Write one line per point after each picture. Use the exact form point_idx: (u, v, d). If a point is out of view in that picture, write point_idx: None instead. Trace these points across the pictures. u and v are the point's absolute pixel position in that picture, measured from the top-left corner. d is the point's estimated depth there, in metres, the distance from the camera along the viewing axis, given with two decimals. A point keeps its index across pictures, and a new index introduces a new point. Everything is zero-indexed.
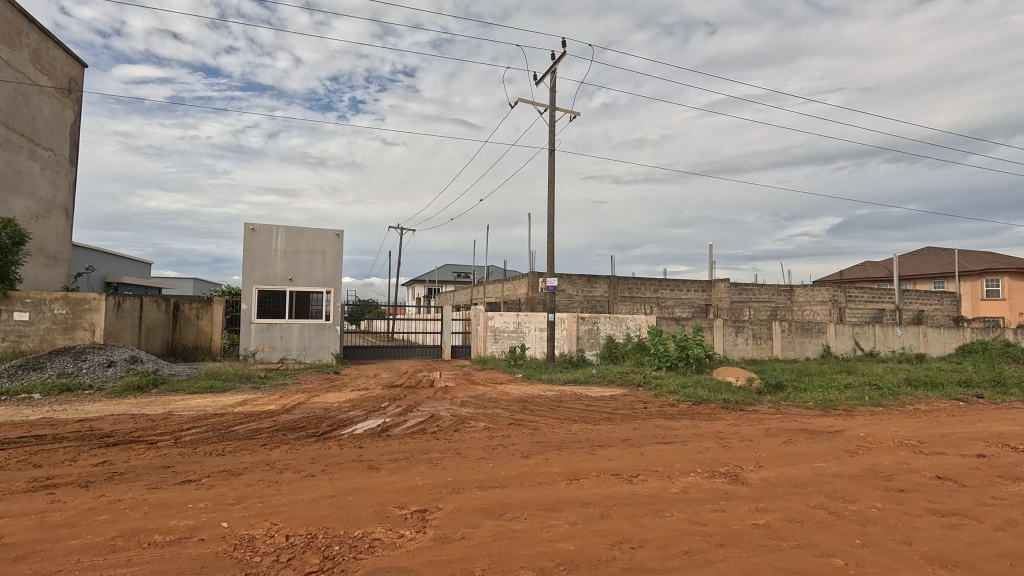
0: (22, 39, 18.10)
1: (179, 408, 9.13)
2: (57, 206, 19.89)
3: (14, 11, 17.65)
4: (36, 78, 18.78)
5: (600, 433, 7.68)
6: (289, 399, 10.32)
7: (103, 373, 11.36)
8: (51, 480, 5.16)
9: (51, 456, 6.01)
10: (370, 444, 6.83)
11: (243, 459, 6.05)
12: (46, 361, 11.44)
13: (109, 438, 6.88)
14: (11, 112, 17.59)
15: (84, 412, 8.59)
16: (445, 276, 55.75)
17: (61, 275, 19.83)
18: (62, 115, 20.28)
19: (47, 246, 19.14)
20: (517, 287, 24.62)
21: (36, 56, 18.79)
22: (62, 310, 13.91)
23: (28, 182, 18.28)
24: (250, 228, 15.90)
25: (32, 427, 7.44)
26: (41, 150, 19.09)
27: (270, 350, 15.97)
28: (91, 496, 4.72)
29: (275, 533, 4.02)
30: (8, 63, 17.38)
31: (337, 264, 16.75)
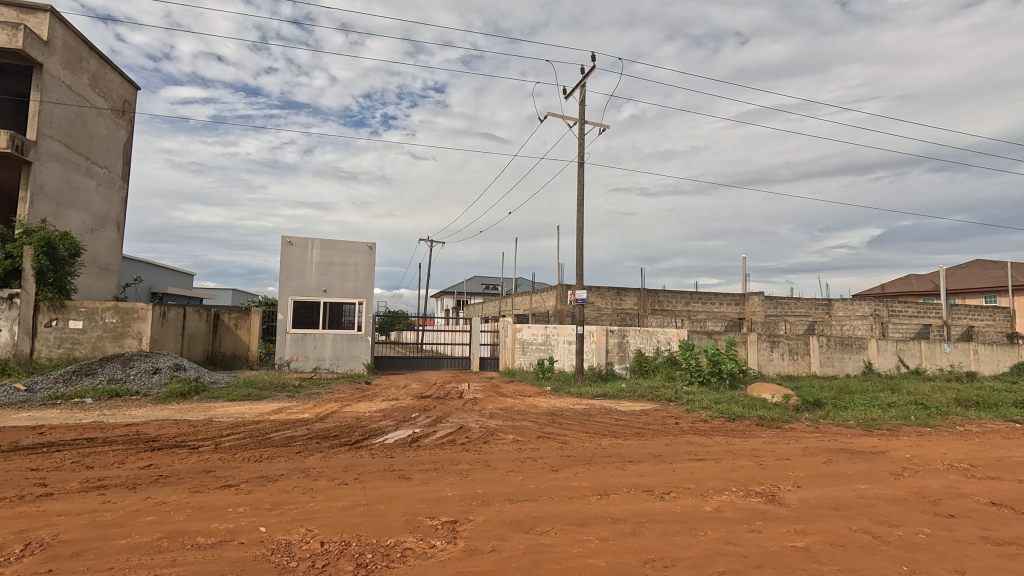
0: (83, 64, 19.34)
1: (219, 414, 9.45)
2: (109, 220, 21.03)
3: (76, 38, 18.90)
4: (95, 101, 20.01)
5: (630, 448, 7.58)
6: (322, 408, 10.54)
7: (150, 379, 11.88)
8: (102, 481, 5.42)
9: (101, 458, 6.32)
10: (400, 454, 6.91)
11: (280, 465, 6.22)
12: (97, 367, 12.04)
13: (154, 442, 7.19)
14: (71, 133, 18.75)
15: (131, 416, 9.00)
16: (474, 287, 56.39)
17: (111, 285, 20.90)
18: (116, 134, 21.51)
19: (99, 258, 20.24)
20: (545, 299, 24.56)
21: (95, 80, 20.05)
22: (113, 319, 14.62)
23: (84, 197, 19.40)
24: (287, 241, 16.41)
25: (84, 430, 7.84)
26: (97, 168, 20.26)
27: (304, 359, 16.38)
28: (138, 498, 4.93)
29: (310, 539, 4.11)
30: (70, 88, 18.61)
31: (369, 276, 17.13)
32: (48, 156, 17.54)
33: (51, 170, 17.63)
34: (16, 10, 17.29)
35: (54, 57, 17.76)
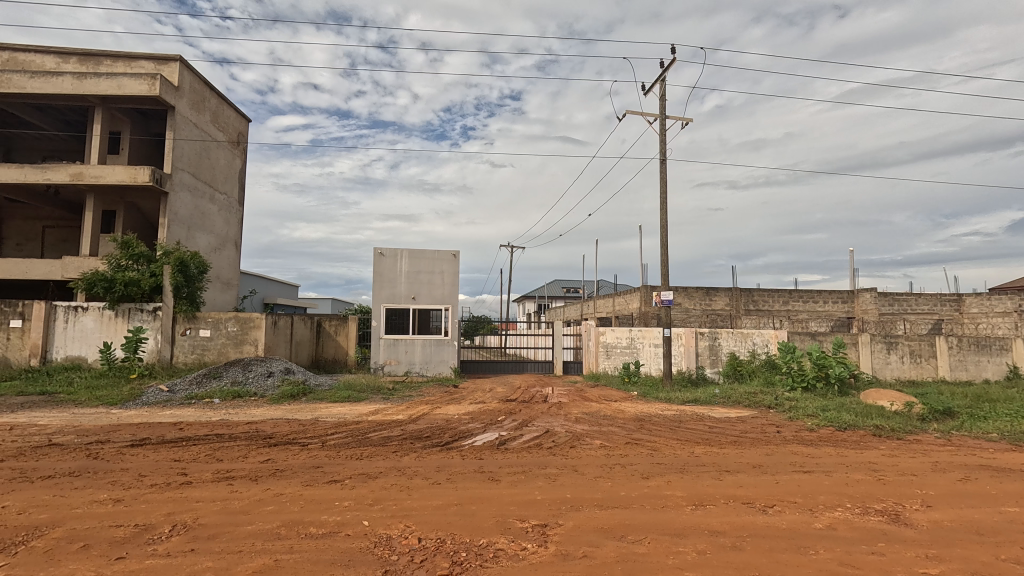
0: (206, 104, 21.96)
1: (324, 414, 10.25)
2: (229, 240, 23.66)
3: (200, 82, 21.51)
4: (216, 135, 22.63)
5: (727, 457, 7.15)
6: (414, 410, 11.05)
7: (265, 382, 13.17)
8: (230, 472, 6.10)
9: (228, 452, 7.11)
10: (488, 456, 7.08)
11: (378, 464, 6.61)
12: (223, 371, 13.55)
13: (270, 438, 7.96)
14: (198, 165, 21.35)
15: (251, 415, 10.03)
16: (555, 291, 56.37)
17: (232, 298, 23.47)
18: (233, 163, 24.16)
19: (222, 274, 22.81)
20: (629, 301, 23.95)
21: (216, 117, 22.68)
22: (234, 327, 16.37)
23: (209, 221, 21.99)
24: (379, 252, 17.45)
25: (215, 427, 8.87)
26: (218, 194, 22.88)
27: (396, 363, 17.29)
28: (260, 489, 5.48)
29: (408, 535, 4.33)
30: (197, 125, 21.19)
31: (454, 283, 17.73)
32: (181, 187, 20.11)
33: (183, 198, 20.19)
34: (154, 63, 20.04)
35: (184, 99, 20.33)
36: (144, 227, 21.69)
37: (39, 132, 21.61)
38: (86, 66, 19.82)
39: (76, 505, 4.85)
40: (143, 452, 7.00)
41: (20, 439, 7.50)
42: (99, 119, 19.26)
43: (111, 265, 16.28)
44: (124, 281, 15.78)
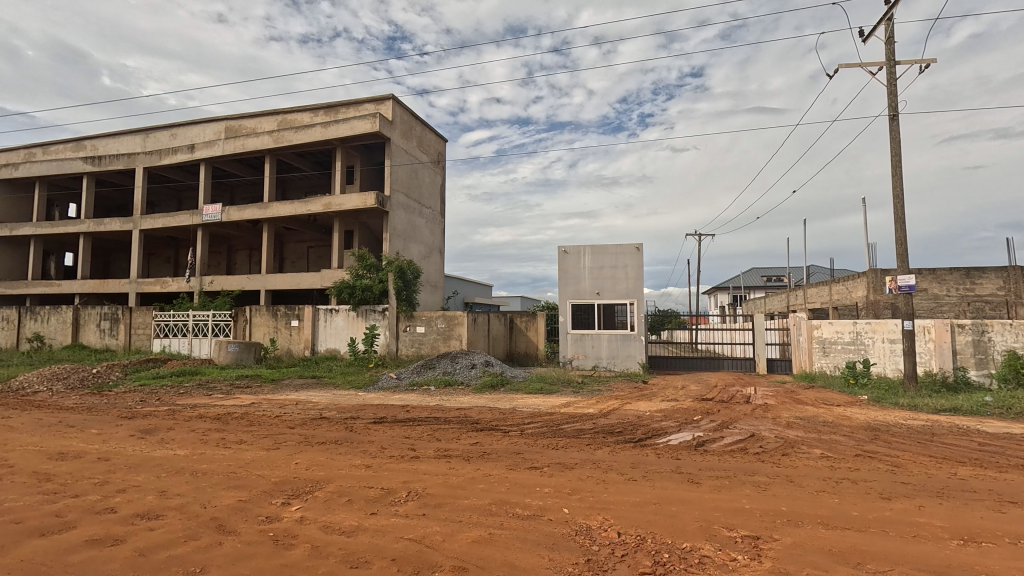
0: (413, 132, 25.42)
1: (521, 404, 10.99)
2: (435, 248, 27.04)
3: (408, 113, 24.97)
4: (421, 158, 26.04)
5: (1011, 485, 5.55)
6: (605, 404, 11.13)
7: (470, 372, 14.70)
8: (447, 451, 6.98)
9: (445, 433, 8.14)
10: (686, 456, 6.74)
11: (574, 455, 6.83)
12: (436, 362, 15.53)
13: (477, 424, 8.85)
14: (410, 185, 24.86)
15: (460, 402, 11.30)
16: (753, 281, 50.87)
17: (439, 299, 26.81)
18: (435, 180, 27.51)
19: (430, 278, 26.21)
20: (852, 288, 20.29)
21: (421, 142, 26.10)
22: (442, 324, 18.55)
23: (419, 233, 25.44)
24: (563, 250, 18.00)
25: (433, 411, 10.24)
26: (425, 209, 26.30)
27: (584, 357, 17.62)
28: (472, 468, 6.14)
29: (608, 528, 4.38)
30: (407, 151, 24.67)
31: (639, 276, 17.31)
32: (398, 205, 23.67)
33: (399, 215, 23.73)
34: (375, 104, 23.98)
35: (396, 131, 23.86)
36: (373, 242, 26.14)
37: (302, 173, 27.67)
38: (329, 116, 24.65)
39: (341, 467, 6.08)
40: (381, 428, 8.44)
41: (302, 412, 9.74)
42: (339, 157, 23.74)
43: (352, 275, 19.99)
44: (362, 287, 19.37)
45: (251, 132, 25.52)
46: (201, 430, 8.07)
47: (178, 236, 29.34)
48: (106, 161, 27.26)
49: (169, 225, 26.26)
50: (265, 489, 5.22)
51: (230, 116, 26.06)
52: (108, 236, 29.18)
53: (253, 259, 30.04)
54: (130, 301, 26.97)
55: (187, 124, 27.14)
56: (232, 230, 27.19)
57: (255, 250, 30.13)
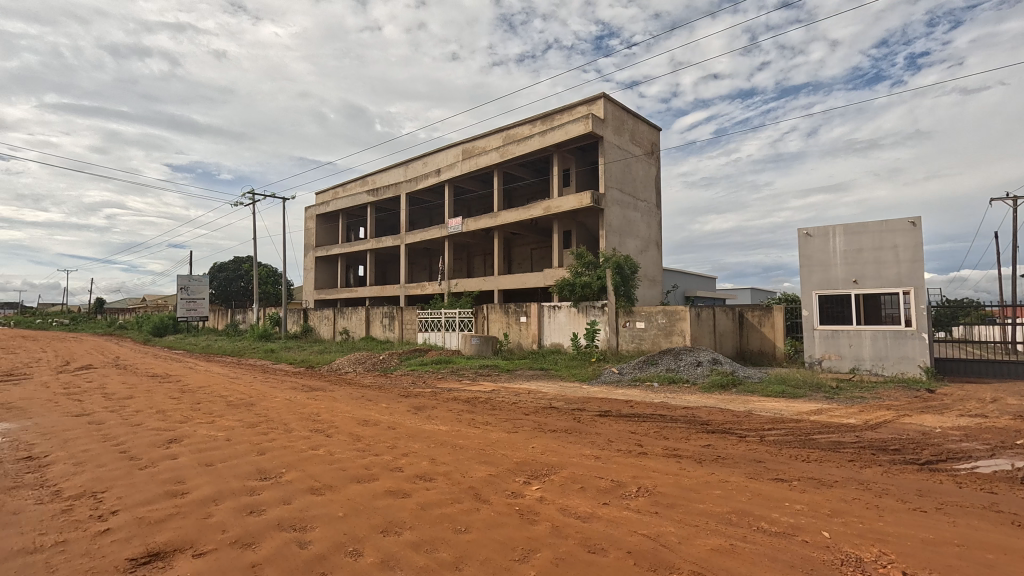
0: (625, 126, 25.24)
1: (758, 408, 9.92)
2: (652, 241, 26.42)
3: (619, 108, 24.90)
4: (635, 151, 25.68)
5: None
6: (871, 415, 9.23)
7: (695, 370, 13.87)
8: (677, 450, 6.74)
9: (673, 432, 7.86)
10: (1007, 492, 5.11)
11: (832, 471, 5.84)
12: (659, 358, 15.10)
13: (708, 425, 8.30)
14: (624, 180, 24.78)
15: (687, 401, 10.77)
16: None
17: (658, 293, 26.16)
18: (650, 172, 26.83)
19: (648, 272, 25.76)
20: None
21: (633, 135, 25.75)
22: (664, 319, 17.65)
23: (635, 227, 25.19)
24: (805, 233, 15.58)
25: (657, 408, 10.00)
26: (640, 202, 25.88)
27: (838, 358, 14.90)
28: (706, 471, 5.79)
29: (887, 564, 3.63)
30: (620, 147, 24.62)
31: (916, 258, 13.85)
32: (613, 202, 23.85)
33: (614, 211, 23.88)
34: (587, 105, 24.61)
35: (609, 128, 24.02)
36: (590, 240, 26.90)
37: (524, 181, 30.12)
38: (546, 125, 26.25)
39: (572, 455, 6.42)
40: (607, 421, 8.62)
41: (534, 400, 10.62)
42: (556, 162, 25.06)
43: (572, 272, 21.10)
44: (581, 284, 20.25)
45: (481, 151, 28.94)
46: (456, 410, 9.51)
47: (431, 247, 35.09)
48: (381, 191, 34.28)
49: (424, 238, 31.59)
50: (509, 467, 5.86)
51: (465, 140, 30.00)
52: (384, 251, 36.64)
53: (487, 263, 33.99)
54: (401, 302, 33.33)
55: (434, 152, 32.26)
56: (470, 238, 31.24)
57: (488, 255, 34.04)
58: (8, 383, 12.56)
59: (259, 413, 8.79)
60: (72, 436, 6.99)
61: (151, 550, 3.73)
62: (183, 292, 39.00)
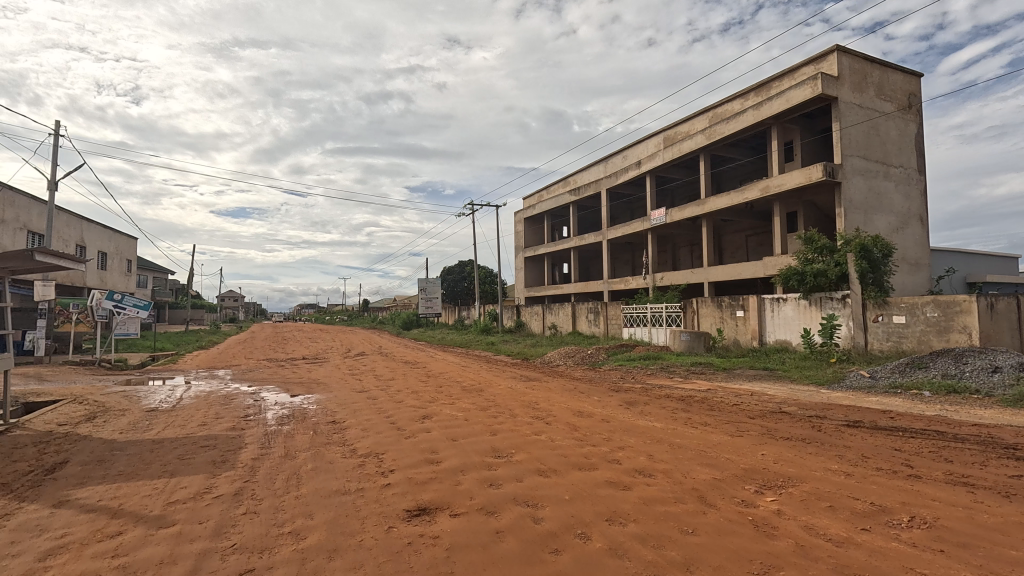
0: (869, 79, 20.90)
1: None
2: (913, 215, 21.44)
3: (860, 59, 20.71)
4: (883, 107, 21.08)
5: None
6: None
7: (990, 378, 10.64)
8: (966, 478, 5.32)
9: (959, 454, 6.22)
10: None
11: None
12: (930, 361, 12.07)
13: (1017, 451, 6.33)
14: (868, 146, 20.57)
15: (978, 416, 8.39)
16: None
17: (924, 279, 21.11)
18: (907, 130, 21.73)
19: (908, 254, 20.99)
20: None
21: (881, 88, 21.17)
22: (935, 313, 14.03)
23: (886, 200, 20.72)
24: None
25: (930, 422, 8.03)
26: (894, 169, 21.17)
27: None
28: (1018, 510, 4.43)
29: None
30: (862, 106, 20.47)
31: None
32: (854, 173, 20.01)
33: (856, 183, 20.02)
34: (815, 64, 21.13)
35: (846, 85, 20.20)
36: (823, 220, 23.07)
37: (736, 162, 27.39)
38: (761, 95, 23.41)
39: (815, 468, 5.60)
40: (859, 433, 7.27)
41: (759, 403, 9.59)
42: (775, 136, 22.16)
43: (800, 260, 18.23)
44: (813, 273, 17.25)
45: (685, 136, 27.33)
46: (670, 407, 9.20)
47: (633, 241, 34.58)
48: (582, 190, 35.16)
49: (626, 233, 31.29)
50: (736, 473, 5.42)
51: (667, 127, 28.71)
52: (587, 248, 37.48)
53: (694, 254, 31.95)
54: (605, 298, 33.66)
55: (634, 144, 31.69)
56: (675, 229, 29.79)
57: (696, 245, 31.95)
58: (317, 364, 16.71)
59: (488, 398, 9.92)
60: (359, 407, 8.96)
61: (421, 505, 4.55)
62: (423, 293, 46.27)
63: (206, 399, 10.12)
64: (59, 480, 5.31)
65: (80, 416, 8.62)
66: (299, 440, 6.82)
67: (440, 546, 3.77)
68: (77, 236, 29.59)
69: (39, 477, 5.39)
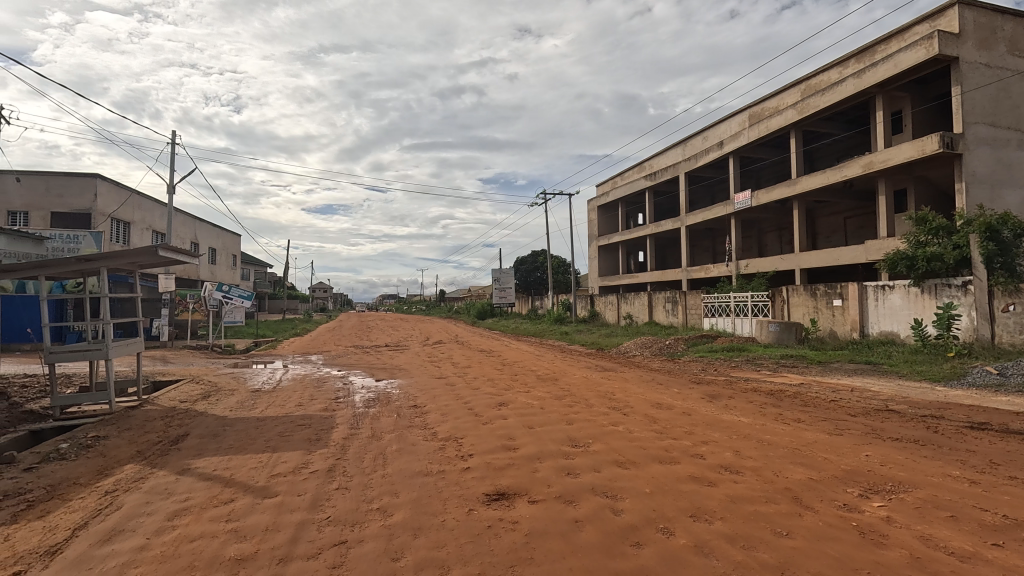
0: (999, 34, 18.21)
1: None
2: None
3: (987, 12, 18.09)
4: (1017, 65, 18.30)
5: None
6: None
7: None
8: None
9: None
10: None
11: None
12: None
13: None
14: (997, 111, 17.98)
15: None
16: None
17: None
18: None
19: None
20: None
21: (1014, 43, 18.39)
22: None
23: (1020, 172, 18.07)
24: None
25: None
26: None
27: None
28: None
29: None
30: (989, 65, 17.90)
31: None
32: (979, 142, 17.59)
33: (982, 154, 17.60)
34: (930, 22, 18.74)
35: (969, 43, 17.74)
36: (938, 198, 20.57)
37: (833, 137, 25.05)
38: (863, 62, 21.18)
39: (931, 473, 5.03)
40: (985, 437, 6.41)
41: (861, 400, 8.75)
42: (880, 106, 19.99)
43: (911, 243, 16.37)
44: (927, 257, 15.54)
45: (773, 111, 25.39)
46: (758, 402, 8.64)
47: (714, 227, 32.85)
48: (659, 175, 33.84)
49: (707, 218, 29.76)
50: (836, 475, 4.98)
51: (753, 103, 26.81)
52: (664, 235, 36.10)
53: (783, 239, 29.77)
54: (683, 286, 32.30)
55: (715, 124, 29.94)
56: (761, 213, 27.88)
57: (785, 230, 29.76)
58: (398, 351, 17.52)
59: (562, 388, 9.88)
60: (437, 392, 9.27)
61: (499, 490, 4.62)
62: (496, 283, 47.00)
63: (301, 382, 10.94)
64: (181, 450, 5.99)
65: (197, 394, 9.65)
66: (383, 422, 7.17)
67: (519, 532, 3.80)
68: (192, 234, 33.05)
69: (166, 447, 6.11)
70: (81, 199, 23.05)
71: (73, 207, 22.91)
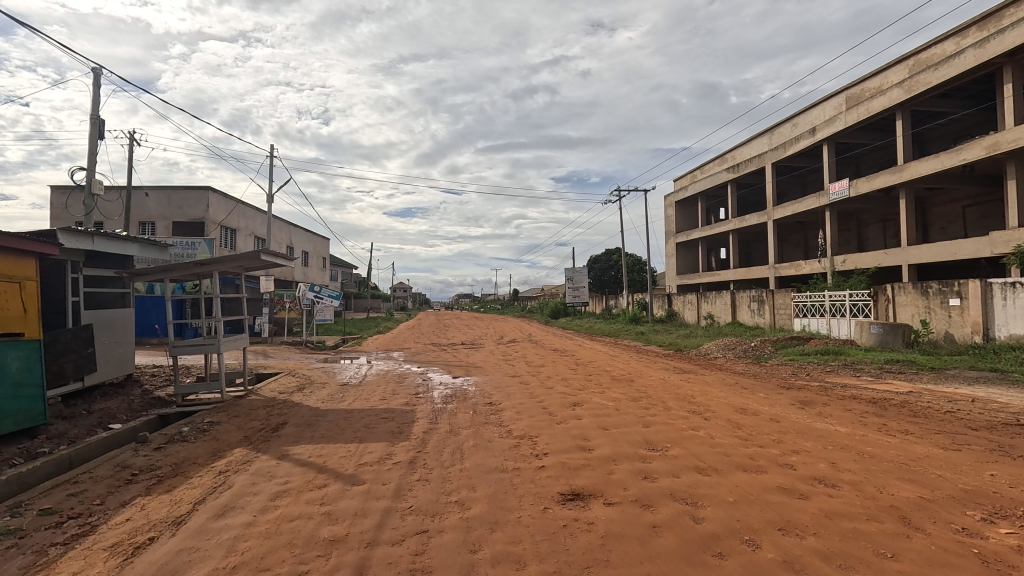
0: None
1: None
2: None
3: None
4: None
5: None
6: None
7: None
8: None
9: None
10: None
11: None
12: None
13: None
14: None
15: None
16: None
17: None
18: None
19: None
20: None
21: None
22: None
23: None
24: None
25: None
26: None
27: None
28: None
29: None
30: None
31: None
32: None
33: None
34: None
35: None
36: None
37: (949, 116, 22.35)
38: (986, 29, 18.70)
39: None
40: None
41: (985, 413, 7.73)
42: (1009, 78, 17.57)
43: None
44: None
45: (876, 92, 23.08)
46: (858, 411, 7.91)
47: (806, 220, 30.51)
48: (743, 166, 31.94)
49: (798, 211, 27.67)
50: (954, 496, 4.45)
51: (851, 84, 24.54)
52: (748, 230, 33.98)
53: (887, 232, 27.01)
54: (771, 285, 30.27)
55: (807, 110, 27.75)
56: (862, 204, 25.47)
57: (889, 221, 26.98)
58: (473, 349, 18.04)
59: (638, 389, 9.64)
60: (513, 390, 9.39)
61: (575, 490, 4.60)
62: (570, 281, 46.74)
63: (384, 378, 11.55)
64: (280, 437, 6.55)
65: (293, 387, 10.48)
66: (460, 418, 7.40)
67: (595, 533, 3.78)
68: (287, 238, 35.98)
69: (268, 434, 6.71)
70: (196, 210, 25.86)
71: (190, 217, 25.76)
